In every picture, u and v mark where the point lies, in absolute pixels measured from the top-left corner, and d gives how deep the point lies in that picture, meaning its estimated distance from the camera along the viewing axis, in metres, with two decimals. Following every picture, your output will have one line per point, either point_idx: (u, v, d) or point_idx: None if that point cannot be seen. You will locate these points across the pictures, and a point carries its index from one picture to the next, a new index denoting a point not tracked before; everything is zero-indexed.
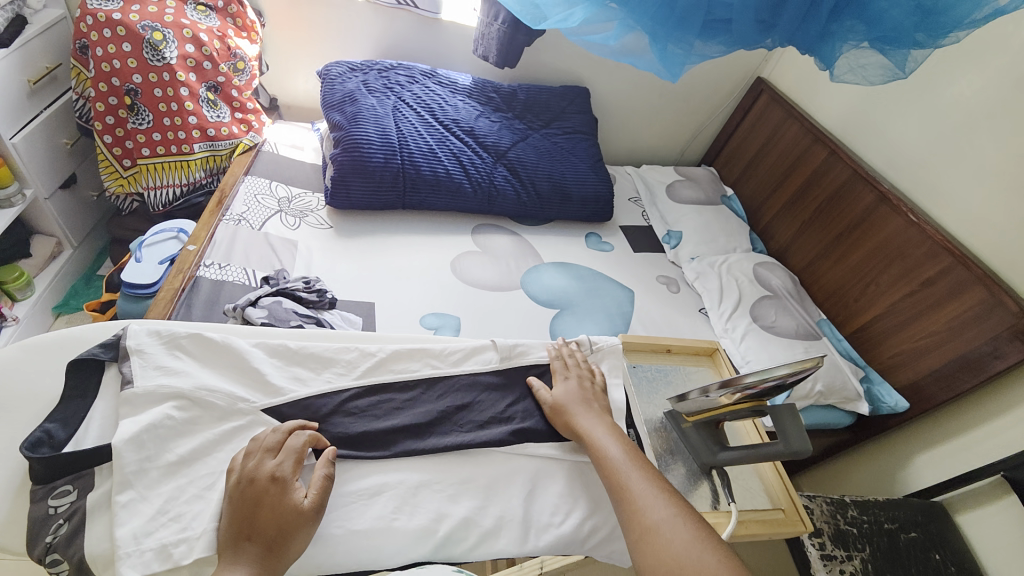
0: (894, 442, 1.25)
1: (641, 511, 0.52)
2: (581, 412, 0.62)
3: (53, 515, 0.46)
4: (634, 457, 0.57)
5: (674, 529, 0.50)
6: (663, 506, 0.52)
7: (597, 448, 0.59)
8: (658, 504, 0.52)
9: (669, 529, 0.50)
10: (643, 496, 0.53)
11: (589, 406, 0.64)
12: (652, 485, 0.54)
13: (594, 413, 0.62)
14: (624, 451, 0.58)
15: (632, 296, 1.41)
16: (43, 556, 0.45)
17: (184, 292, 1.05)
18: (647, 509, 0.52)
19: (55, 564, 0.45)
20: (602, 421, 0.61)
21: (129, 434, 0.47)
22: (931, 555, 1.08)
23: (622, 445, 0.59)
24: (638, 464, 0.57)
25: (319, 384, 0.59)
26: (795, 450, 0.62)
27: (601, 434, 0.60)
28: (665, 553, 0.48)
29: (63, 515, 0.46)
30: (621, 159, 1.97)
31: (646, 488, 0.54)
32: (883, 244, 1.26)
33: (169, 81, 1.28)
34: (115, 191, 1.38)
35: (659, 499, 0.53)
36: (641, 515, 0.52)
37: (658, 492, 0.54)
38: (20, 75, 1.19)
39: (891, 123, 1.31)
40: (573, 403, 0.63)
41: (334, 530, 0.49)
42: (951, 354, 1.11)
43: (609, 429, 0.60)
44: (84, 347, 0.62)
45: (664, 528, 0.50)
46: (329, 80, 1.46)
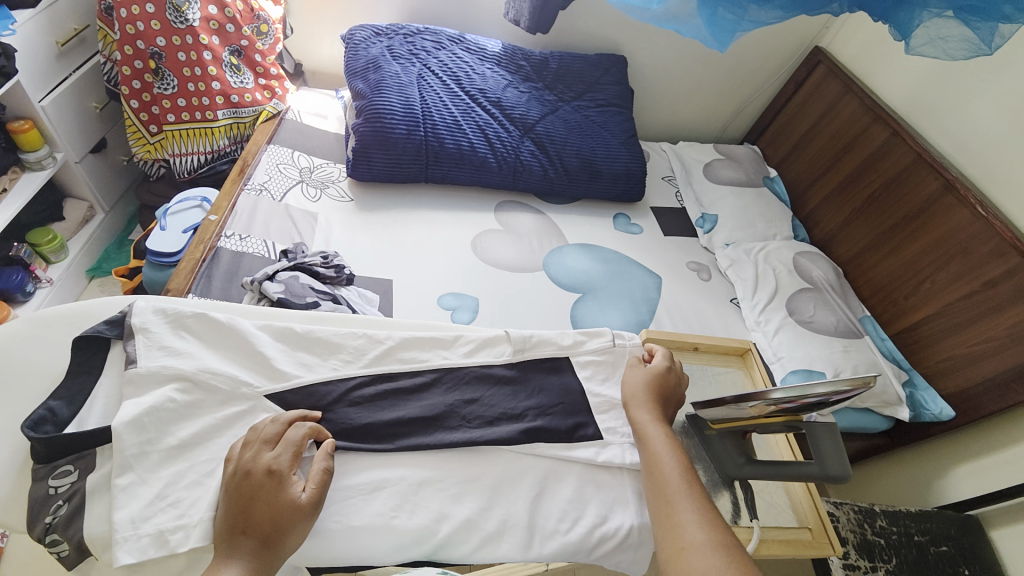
0: (934, 450, 1.16)
1: (680, 530, 0.50)
2: (648, 411, 0.60)
3: (54, 495, 0.48)
4: (686, 475, 0.54)
5: (710, 559, 0.47)
6: (705, 532, 0.49)
7: (651, 456, 0.56)
8: (699, 528, 0.49)
9: (704, 556, 0.47)
10: (685, 516, 0.50)
11: (660, 407, 0.61)
12: (699, 507, 0.51)
13: (661, 417, 0.60)
14: (679, 464, 0.55)
15: (659, 283, 1.34)
16: (44, 535, 0.48)
17: (205, 262, 1.05)
18: (686, 530, 0.49)
19: (55, 543, 0.47)
20: (665, 429, 0.58)
21: (129, 417, 0.47)
22: (961, 570, 1.01)
23: (679, 458, 0.55)
24: (689, 482, 0.53)
25: (325, 370, 0.57)
26: (832, 476, 0.59)
27: (658, 441, 0.57)
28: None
29: (64, 495, 0.48)
30: (657, 134, 1.85)
31: (690, 509, 0.51)
32: (944, 238, 1.14)
33: (191, 45, 1.26)
34: (143, 157, 1.38)
35: (702, 523, 0.50)
36: (679, 533, 0.50)
37: (703, 516, 0.50)
38: (48, 37, 1.19)
39: (970, 100, 1.16)
40: (646, 393, 0.62)
41: (332, 524, 0.48)
42: (1011, 363, 1.00)
43: (669, 439, 0.57)
44: (95, 321, 0.62)
45: (698, 554, 0.47)
46: (353, 45, 1.40)
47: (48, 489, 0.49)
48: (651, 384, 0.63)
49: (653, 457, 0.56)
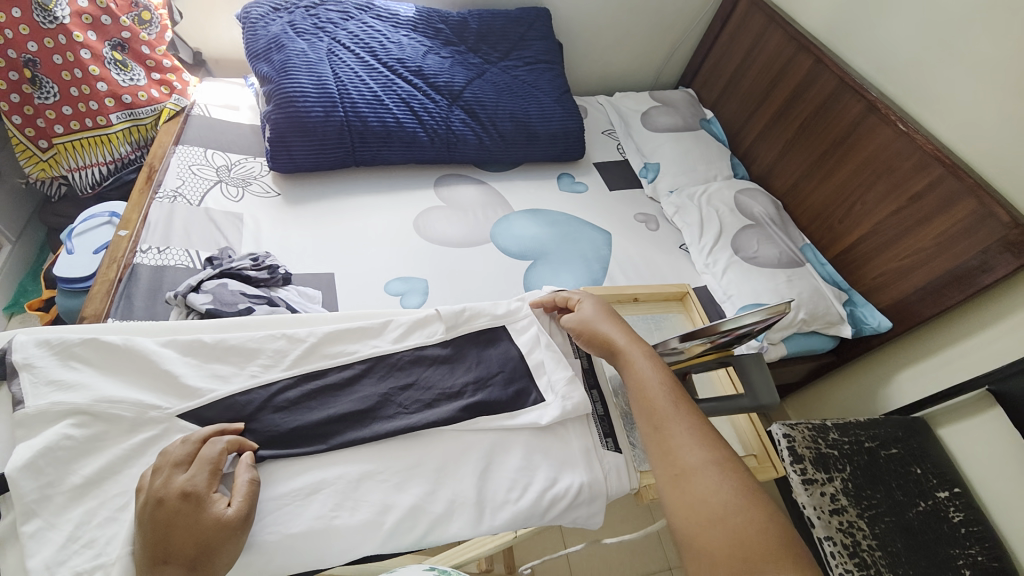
0: (879, 361, 1.23)
1: (677, 454, 0.51)
2: (624, 340, 0.60)
3: None
4: (677, 398, 0.55)
5: (711, 478, 0.48)
6: (703, 453, 0.50)
7: (639, 385, 0.56)
8: (696, 449, 0.50)
9: (706, 477, 0.48)
10: (681, 440, 0.51)
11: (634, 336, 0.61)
12: (693, 429, 0.52)
13: (641, 345, 0.60)
14: (668, 390, 0.55)
15: (609, 239, 1.33)
16: None
17: (122, 282, 0.97)
18: (683, 453, 0.50)
19: None
20: (648, 356, 0.58)
21: (22, 461, 0.44)
22: (913, 469, 1.04)
23: (667, 383, 0.56)
24: (681, 404, 0.54)
25: (243, 379, 0.54)
26: (762, 405, 0.61)
27: (644, 370, 0.57)
28: (698, 500, 0.47)
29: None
30: (593, 88, 1.82)
31: (685, 432, 0.51)
32: (869, 159, 1.17)
33: (66, 45, 1.12)
34: (38, 177, 1.24)
35: (699, 445, 0.50)
36: (677, 457, 0.50)
37: (699, 438, 0.51)
38: None
39: (885, 17, 1.16)
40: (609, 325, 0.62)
41: (268, 536, 0.46)
42: (939, 270, 1.04)
43: (653, 364, 0.58)
44: None
45: (699, 475, 0.48)
46: (251, 25, 1.29)
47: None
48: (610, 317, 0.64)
49: (640, 386, 0.56)
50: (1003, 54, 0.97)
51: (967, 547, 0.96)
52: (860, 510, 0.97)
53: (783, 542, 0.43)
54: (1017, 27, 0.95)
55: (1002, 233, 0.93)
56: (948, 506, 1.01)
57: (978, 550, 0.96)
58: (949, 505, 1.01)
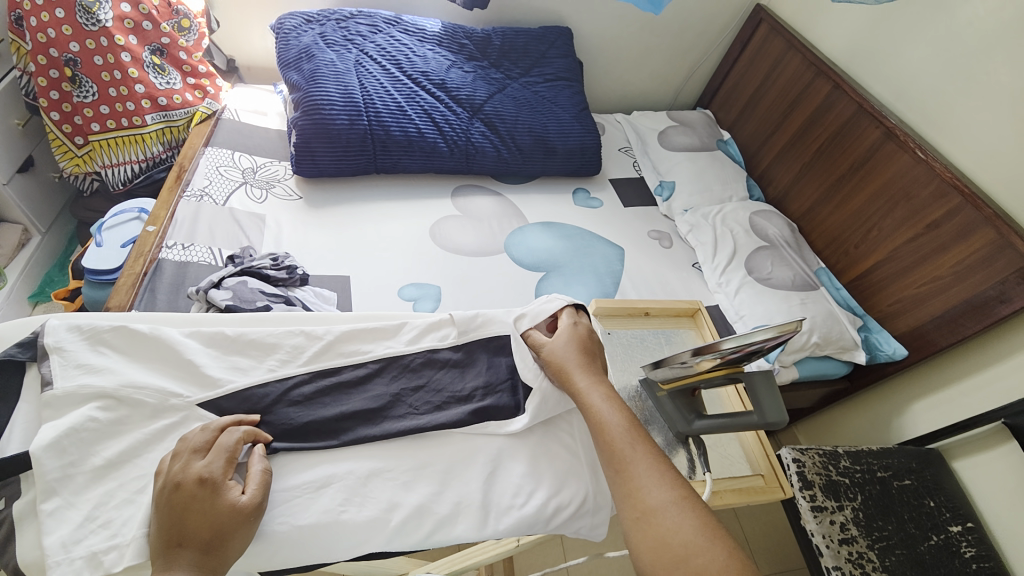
0: (894, 389, 1.21)
1: (638, 495, 0.49)
2: (583, 377, 0.58)
3: None
4: (634, 433, 0.53)
5: (674, 519, 0.47)
6: (664, 492, 0.49)
7: (597, 422, 0.54)
8: (657, 489, 0.49)
9: (669, 518, 0.47)
10: (641, 480, 0.50)
11: (594, 368, 0.59)
12: (653, 467, 0.50)
13: (599, 380, 0.58)
14: (626, 427, 0.53)
15: (622, 254, 1.34)
16: None
17: (147, 276, 1.00)
18: (644, 494, 0.49)
19: None
20: (604, 391, 0.56)
21: (47, 440, 0.45)
22: (925, 501, 1.01)
23: (625, 419, 0.54)
24: (638, 440, 0.53)
25: (261, 372, 0.56)
26: (770, 423, 0.60)
27: (602, 406, 0.55)
28: (661, 543, 0.46)
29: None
30: (611, 106, 1.85)
31: (645, 471, 0.50)
32: (887, 184, 1.17)
33: (107, 47, 1.17)
34: (72, 172, 1.29)
35: (659, 484, 0.49)
36: (638, 499, 0.49)
37: (659, 476, 0.50)
38: None
39: (903, 46, 1.18)
40: (574, 355, 0.59)
41: (278, 526, 0.47)
42: (956, 300, 1.03)
43: (610, 400, 0.56)
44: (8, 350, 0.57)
45: (661, 517, 0.47)
46: (283, 35, 1.34)
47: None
48: (579, 347, 0.61)
49: (598, 422, 0.54)
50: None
51: None
52: (871, 542, 0.95)
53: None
54: None
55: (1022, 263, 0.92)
56: (960, 541, 0.98)
57: None
58: (961, 540, 0.99)
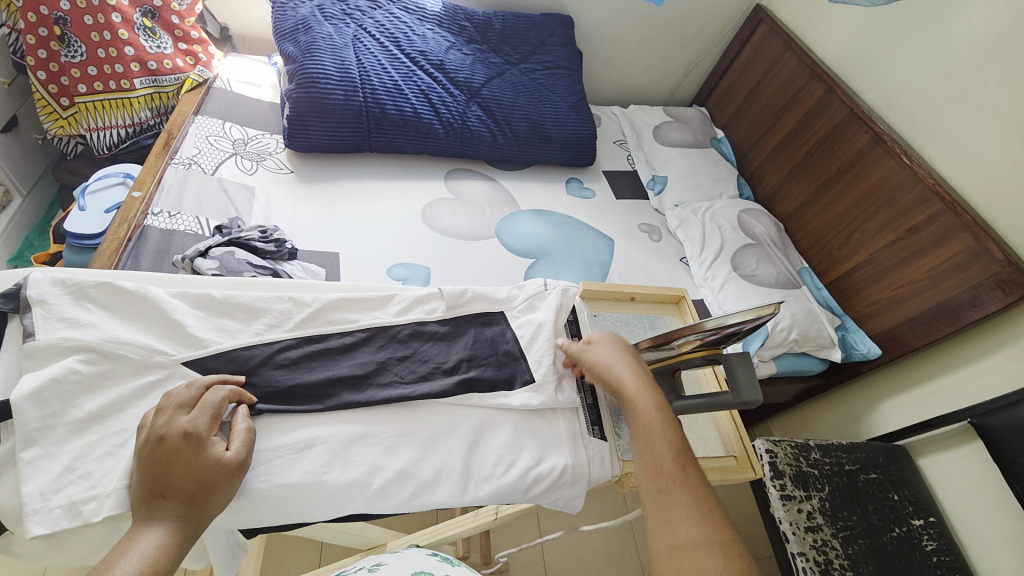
0: (866, 387, 1.25)
1: (676, 525, 0.47)
2: (635, 384, 0.56)
3: None
4: (683, 459, 0.51)
5: (711, 560, 0.44)
6: (705, 529, 0.46)
7: (646, 439, 0.52)
8: (699, 525, 0.46)
9: (706, 557, 0.44)
10: (683, 510, 0.47)
11: (645, 376, 0.57)
12: (698, 501, 0.48)
13: (652, 390, 0.56)
14: (676, 450, 0.51)
15: (612, 245, 1.36)
16: None
17: (131, 242, 0.99)
18: (684, 526, 0.46)
19: None
20: (658, 405, 0.54)
21: (28, 390, 0.45)
22: (890, 494, 1.06)
23: (676, 443, 0.52)
24: (687, 468, 0.50)
25: (247, 335, 0.56)
26: (744, 402, 0.59)
27: (654, 423, 0.53)
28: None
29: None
30: (609, 98, 1.85)
31: (689, 502, 0.48)
32: (873, 188, 1.20)
33: (98, 7, 1.13)
34: (56, 133, 1.24)
35: (703, 521, 0.46)
36: (677, 529, 0.46)
37: (702, 511, 0.47)
38: None
39: (896, 54, 1.20)
40: (620, 361, 0.58)
41: (260, 484, 0.47)
42: (930, 302, 1.07)
43: (663, 416, 0.54)
44: None
45: (698, 555, 0.44)
46: (280, 5, 1.31)
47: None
48: (622, 354, 0.59)
49: (646, 439, 0.53)
50: (1010, 98, 0.99)
51: None
52: (835, 530, 0.99)
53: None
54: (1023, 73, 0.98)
55: (996, 269, 0.96)
56: (922, 534, 1.02)
57: None
58: (923, 534, 1.02)
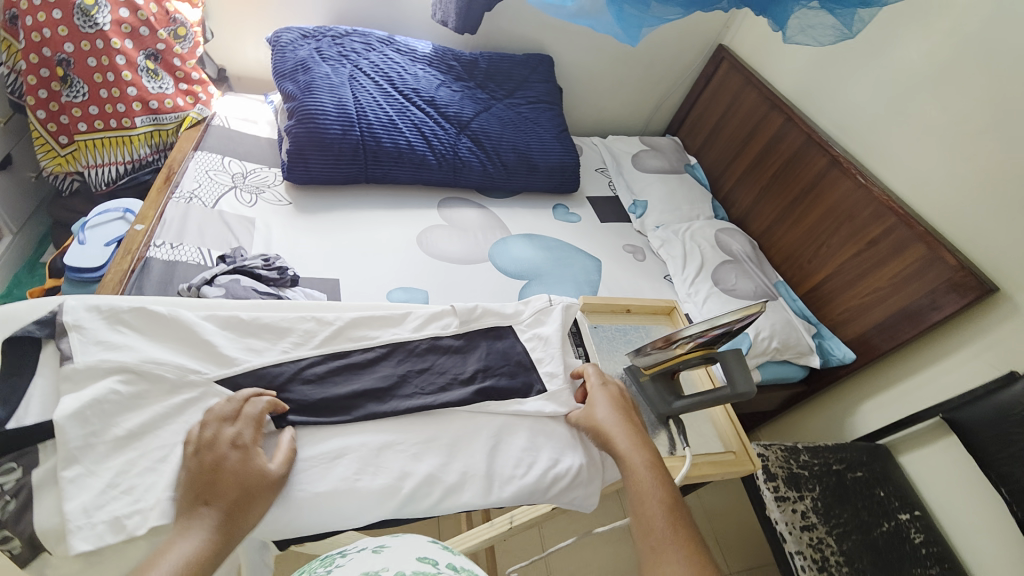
0: (845, 391, 1.32)
1: None
2: (628, 443, 0.57)
3: None
4: (675, 518, 0.50)
5: None
6: None
7: (638, 497, 0.52)
8: None
9: None
10: (674, 572, 0.45)
11: (638, 433, 0.59)
12: (691, 562, 0.46)
13: (645, 448, 0.57)
14: (668, 508, 0.51)
15: (599, 265, 1.43)
16: None
17: (135, 273, 1.01)
18: None
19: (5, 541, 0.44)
20: (650, 463, 0.55)
21: (72, 409, 0.47)
22: (876, 491, 1.11)
23: (669, 502, 0.51)
24: (678, 528, 0.49)
25: (275, 354, 0.59)
26: (739, 393, 0.62)
27: (646, 481, 0.53)
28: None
29: (10, 491, 0.45)
30: (588, 129, 1.98)
31: (681, 562, 0.46)
32: (833, 206, 1.31)
33: (103, 49, 1.17)
34: (53, 171, 1.26)
35: None
36: None
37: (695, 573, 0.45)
38: None
39: (844, 85, 1.34)
40: (614, 419, 0.60)
41: (298, 493, 0.50)
42: (895, 307, 1.16)
43: (655, 474, 0.54)
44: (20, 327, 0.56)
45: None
46: (280, 48, 1.38)
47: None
48: (617, 413, 0.61)
49: (638, 497, 0.52)
50: (945, 122, 1.12)
51: (928, 567, 1.02)
52: (829, 528, 1.03)
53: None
54: (954, 100, 1.11)
55: (949, 274, 1.05)
56: (910, 528, 1.07)
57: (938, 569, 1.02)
58: (910, 527, 1.08)
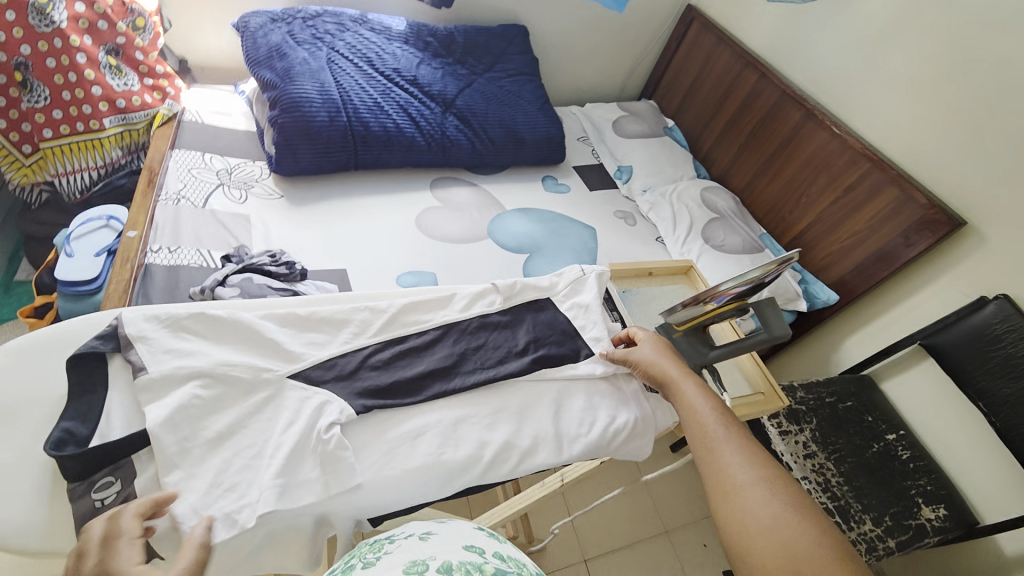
0: (829, 331, 1.44)
1: (725, 473, 0.52)
2: (673, 366, 0.63)
3: (101, 507, 0.48)
4: (723, 418, 0.57)
5: (761, 496, 0.49)
6: (752, 472, 0.51)
7: (688, 408, 0.59)
8: (745, 467, 0.52)
9: (756, 495, 0.49)
10: (730, 459, 0.53)
11: (677, 357, 0.65)
12: (743, 449, 0.54)
13: (687, 368, 0.63)
14: (715, 412, 0.58)
15: (594, 234, 1.46)
16: None
17: (138, 282, 0.98)
18: (732, 472, 0.52)
19: None
20: (693, 380, 0.62)
21: (162, 417, 0.48)
22: (866, 417, 1.23)
23: (716, 407, 0.59)
24: (727, 425, 0.57)
25: (339, 345, 0.61)
26: (776, 337, 0.68)
27: (693, 394, 0.60)
28: (748, 516, 0.48)
29: (114, 504, 0.48)
30: (566, 99, 1.98)
31: (735, 452, 0.53)
32: (810, 157, 1.39)
33: (62, 49, 1.07)
34: (19, 182, 1.18)
35: (749, 464, 0.52)
36: (726, 473, 0.52)
37: (748, 458, 0.53)
38: None
39: (815, 40, 1.39)
40: (655, 349, 0.66)
41: (391, 472, 0.53)
42: (871, 249, 1.26)
43: (700, 388, 0.61)
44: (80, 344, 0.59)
45: (748, 493, 0.50)
46: (249, 34, 1.31)
47: (94, 503, 0.48)
48: (656, 344, 0.67)
49: (688, 409, 0.59)
50: (910, 70, 1.19)
51: (917, 478, 1.15)
52: (828, 454, 1.16)
53: (836, 555, 0.44)
54: (918, 49, 1.18)
55: (920, 212, 1.15)
56: (898, 446, 1.20)
57: (927, 480, 1.16)
58: (898, 445, 1.20)
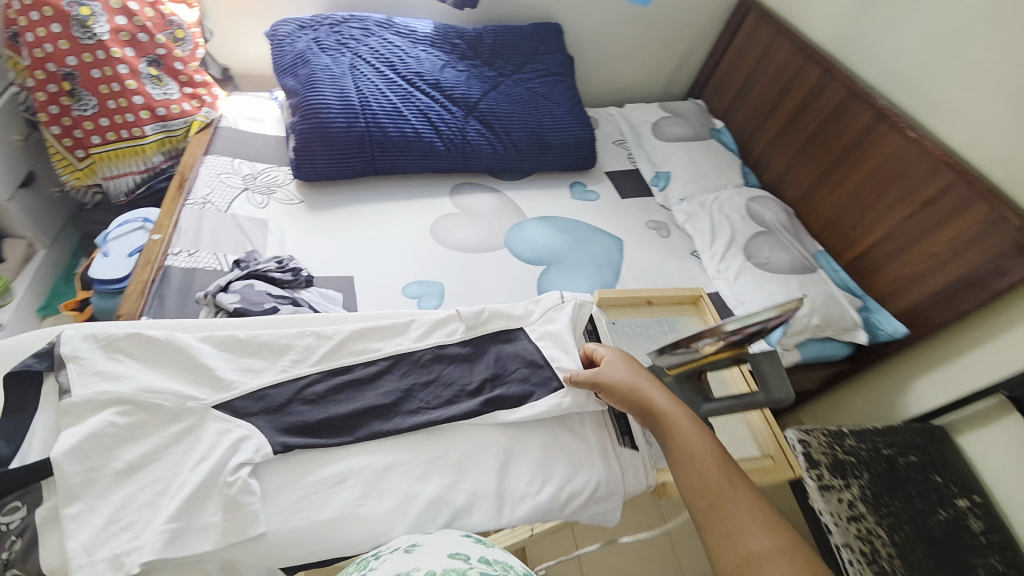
0: (891, 371, 1.24)
1: (739, 538, 0.47)
2: (670, 406, 0.60)
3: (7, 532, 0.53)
4: (729, 470, 0.53)
5: (783, 567, 0.44)
6: (767, 539, 0.46)
7: (689, 455, 0.55)
8: (760, 534, 0.47)
9: (774, 566, 0.44)
10: (742, 521, 0.48)
11: (670, 395, 0.62)
12: (752, 507, 0.49)
13: (686, 410, 0.59)
14: (720, 462, 0.54)
15: (622, 245, 1.36)
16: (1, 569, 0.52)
17: (154, 283, 1.03)
18: (747, 538, 0.47)
19: None
20: (694, 423, 0.58)
21: (70, 446, 0.54)
22: (932, 476, 1.03)
23: (720, 457, 0.54)
24: (734, 478, 0.52)
25: (273, 372, 0.66)
26: (776, 400, 0.62)
27: (695, 440, 0.56)
28: None
29: (17, 531, 0.53)
30: (602, 100, 1.85)
31: (748, 513, 0.48)
32: (880, 165, 1.18)
33: (104, 60, 1.17)
34: (74, 184, 1.28)
35: (764, 528, 0.47)
36: (739, 539, 0.47)
37: (760, 521, 0.48)
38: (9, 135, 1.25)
39: (892, 27, 1.18)
40: (648, 382, 0.62)
41: (302, 521, 0.57)
42: (953, 275, 1.04)
43: (701, 433, 0.57)
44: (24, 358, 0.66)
45: (766, 563, 0.45)
46: (278, 42, 1.34)
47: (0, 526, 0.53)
48: (648, 378, 0.63)
49: (689, 455, 0.55)
50: (1013, 61, 0.97)
51: (988, 557, 0.94)
52: (879, 518, 0.95)
53: None
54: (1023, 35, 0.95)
55: (1015, 236, 0.93)
56: (968, 516, 0.99)
57: (999, 559, 0.94)
58: (969, 514, 0.99)
